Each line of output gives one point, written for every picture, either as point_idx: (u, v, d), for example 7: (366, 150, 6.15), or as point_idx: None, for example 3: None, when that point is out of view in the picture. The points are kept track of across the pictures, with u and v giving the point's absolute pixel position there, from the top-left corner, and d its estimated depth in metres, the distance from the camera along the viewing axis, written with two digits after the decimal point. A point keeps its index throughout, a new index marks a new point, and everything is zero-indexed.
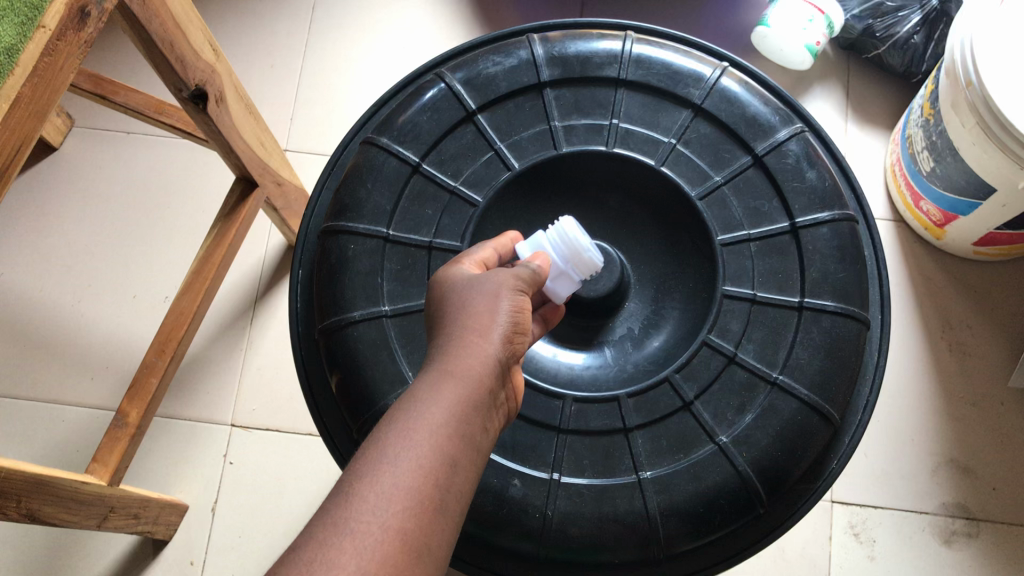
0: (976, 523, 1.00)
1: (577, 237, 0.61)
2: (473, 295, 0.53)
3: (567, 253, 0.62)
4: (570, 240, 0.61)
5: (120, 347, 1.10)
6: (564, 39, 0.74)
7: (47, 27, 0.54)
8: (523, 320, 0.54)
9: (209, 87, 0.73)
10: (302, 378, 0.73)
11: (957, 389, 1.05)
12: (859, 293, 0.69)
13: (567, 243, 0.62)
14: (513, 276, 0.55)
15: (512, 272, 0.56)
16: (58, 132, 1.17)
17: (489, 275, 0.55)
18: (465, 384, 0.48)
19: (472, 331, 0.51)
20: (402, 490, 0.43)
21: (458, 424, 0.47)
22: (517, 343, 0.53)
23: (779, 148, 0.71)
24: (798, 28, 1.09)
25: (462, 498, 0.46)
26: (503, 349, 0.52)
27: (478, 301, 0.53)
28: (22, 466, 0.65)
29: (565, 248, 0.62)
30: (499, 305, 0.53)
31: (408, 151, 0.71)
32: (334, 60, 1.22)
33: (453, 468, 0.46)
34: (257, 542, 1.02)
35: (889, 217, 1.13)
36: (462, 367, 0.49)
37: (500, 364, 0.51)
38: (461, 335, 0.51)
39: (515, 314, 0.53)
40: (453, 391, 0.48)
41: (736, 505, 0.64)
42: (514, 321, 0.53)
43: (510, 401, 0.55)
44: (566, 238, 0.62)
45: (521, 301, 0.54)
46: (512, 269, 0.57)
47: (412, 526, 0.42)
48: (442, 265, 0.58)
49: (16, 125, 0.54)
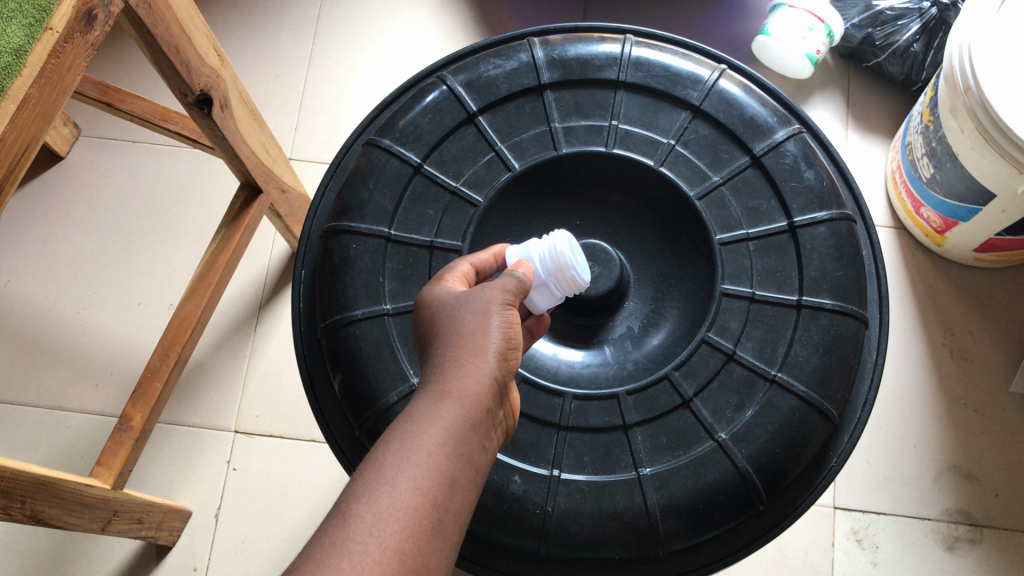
0: (979, 529, 1.00)
1: (562, 253, 0.60)
2: (465, 314, 0.54)
3: (552, 267, 0.61)
4: (556, 257, 0.60)
5: (126, 353, 1.11)
6: (564, 42, 0.75)
7: (55, 29, 0.55)
8: (516, 336, 0.54)
9: (214, 92, 0.74)
10: (305, 376, 0.73)
11: (958, 394, 1.05)
12: (857, 291, 0.69)
13: (553, 258, 0.60)
14: (501, 289, 0.56)
15: (500, 285, 0.56)
16: (64, 141, 1.19)
17: (480, 290, 0.55)
18: (460, 404, 0.49)
19: (466, 350, 0.52)
20: (400, 510, 0.43)
21: (455, 443, 0.47)
22: (511, 359, 0.54)
23: (777, 149, 0.71)
24: (798, 37, 1.10)
25: (460, 517, 0.46)
26: (499, 367, 0.52)
27: (471, 320, 0.53)
28: (27, 468, 0.65)
29: (551, 262, 0.61)
30: (492, 322, 0.53)
31: (410, 152, 0.72)
32: (339, 71, 1.23)
33: (451, 486, 0.46)
34: (260, 547, 1.02)
35: (889, 223, 1.13)
36: (457, 387, 0.49)
37: (497, 382, 0.52)
38: (455, 355, 0.51)
39: (508, 330, 0.54)
40: (448, 411, 0.48)
41: (736, 501, 0.65)
42: (506, 338, 0.54)
43: (507, 419, 0.56)
44: (553, 255, 0.60)
45: (512, 316, 0.55)
46: (498, 280, 0.57)
47: (410, 545, 0.42)
48: (427, 283, 0.58)
49: (22, 124, 0.55)
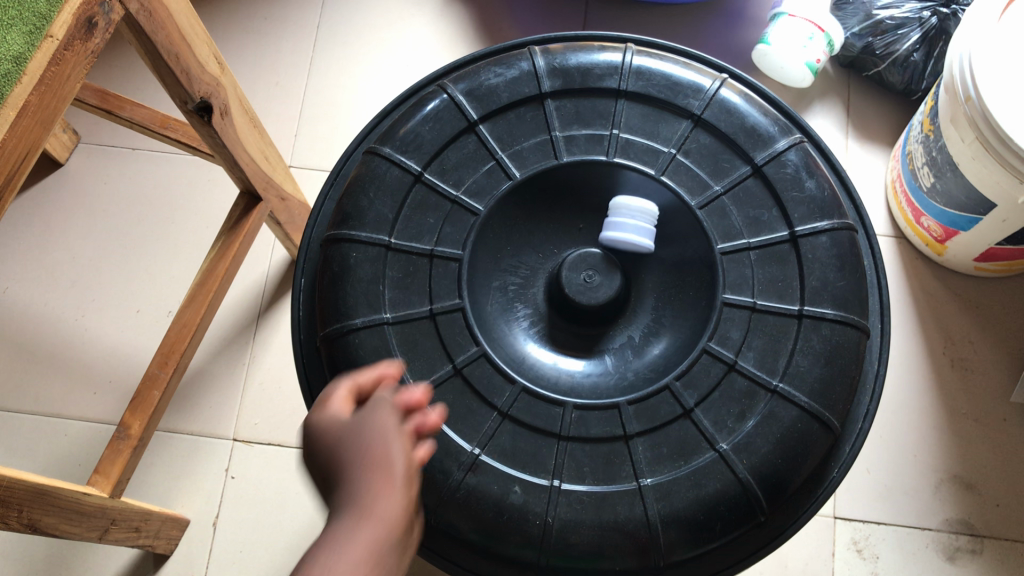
0: (980, 539, 1.00)
1: (649, 242, 0.74)
2: (371, 436, 0.50)
3: (610, 218, 0.75)
4: (623, 201, 0.75)
5: (125, 361, 1.10)
6: (565, 51, 0.75)
7: (55, 36, 0.55)
8: (419, 456, 0.51)
9: (214, 100, 0.74)
10: (304, 385, 0.72)
11: (959, 403, 1.05)
12: (858, 301, 0.69)
13: (623, 213, 0.74)
14: (397, 407, 0.52)
15: (392, 402, 0.52)
16: (64, 148, 1.18)
17: (377, 411, 0.51)
18: (379, 530, 0.46)
19: (378, 474, 0.48)
20: None
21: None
22: (416, 482, 0.51)
23: (778, 158, 0.71)
24: (798, 46, 1.10)
25: None
26: (408, 488, 0.49)
27: (377, 440, 0.50)
28: (24, 476, 0.65)
29: (614, 216, 0.75)
30: (397, 443, 0.50)
31: (411, 160, 0.72)
32: (339, 78, 1.24)
33: None
34: (257, 556, 1.01)
35: (889, 233, 1.13)
36: (375, 511, 0.46)
37: (408, 506, 0.49)
38: (366, 480, 0.48)
39: (412, 451, 0.51)
40: (367, 537, 0.45)
41: (737, 512, 0.64)
42: (413, 459, 0.50)
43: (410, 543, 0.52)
44: (629, 203, 0.74)
45: (410, 436, 0.51)
46: (383, 398, 0.53)
47: None
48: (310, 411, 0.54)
49: (21, 132, 0.55)
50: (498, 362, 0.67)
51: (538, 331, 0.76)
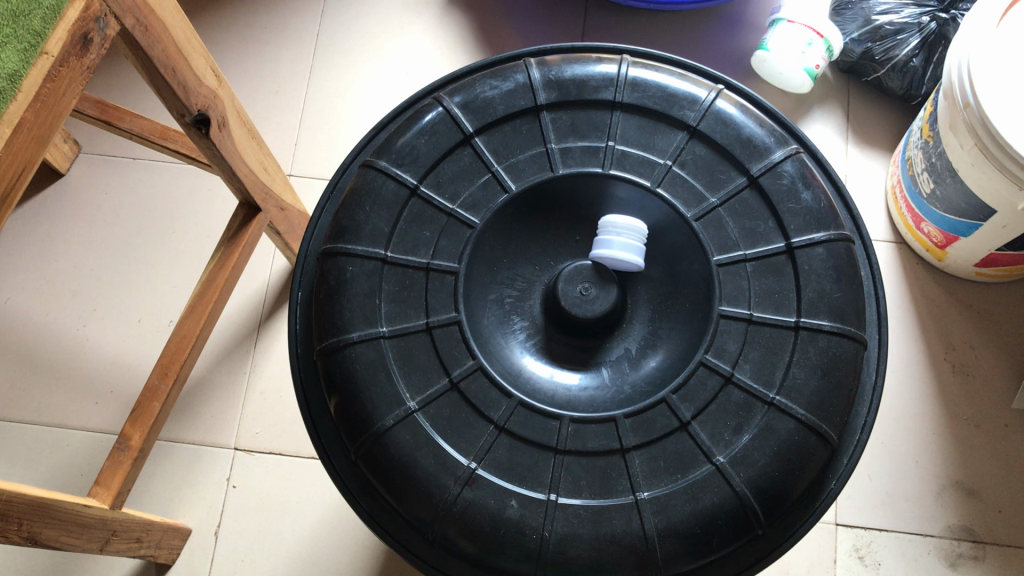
0: (982, 546, 0.99)
1: (633, 256, 0.74)
2: None
3: (598, 237, 0.75)
4: (611, 219, 0.74)
5: (126, 371, 1.11)
6: (561, 63, 0.75)
7: (50, 53, 0.56)
8: None
9: (211, 112, 0.74)
10: (300, 399, 0.73)
11: (961, 409, 1.05)
12: (855, 313, 0.69)
13: (606, 230, 0.75)
14: None
15: None
16: (64, 158, 1.19)
17: None
18: None
19: None
20: None
21: None
22: None
23: (774, 169, 0.71)
24: (797, 52, 1.10)
25: None
26: None
27: None
28: (24, 490, 0.65)
29: (603, 235, 0.75)
30: None
31: (407, 174, 0.72)
32: (339, 86, 1.24)
33: None
34: (259, 564, 1.02)
35: (889, 238, 1.13)
36: None
37: None
38: None
39: None
40: None
41: (734, 526, 0.64)
42: None
43: None
44: (617, 221, 0.74)
45: None
46: None
47: None
48: None
49: (18, 148, 0.55)
50: (494, 376, 0.67)
51: (535, 343, 0.76)
